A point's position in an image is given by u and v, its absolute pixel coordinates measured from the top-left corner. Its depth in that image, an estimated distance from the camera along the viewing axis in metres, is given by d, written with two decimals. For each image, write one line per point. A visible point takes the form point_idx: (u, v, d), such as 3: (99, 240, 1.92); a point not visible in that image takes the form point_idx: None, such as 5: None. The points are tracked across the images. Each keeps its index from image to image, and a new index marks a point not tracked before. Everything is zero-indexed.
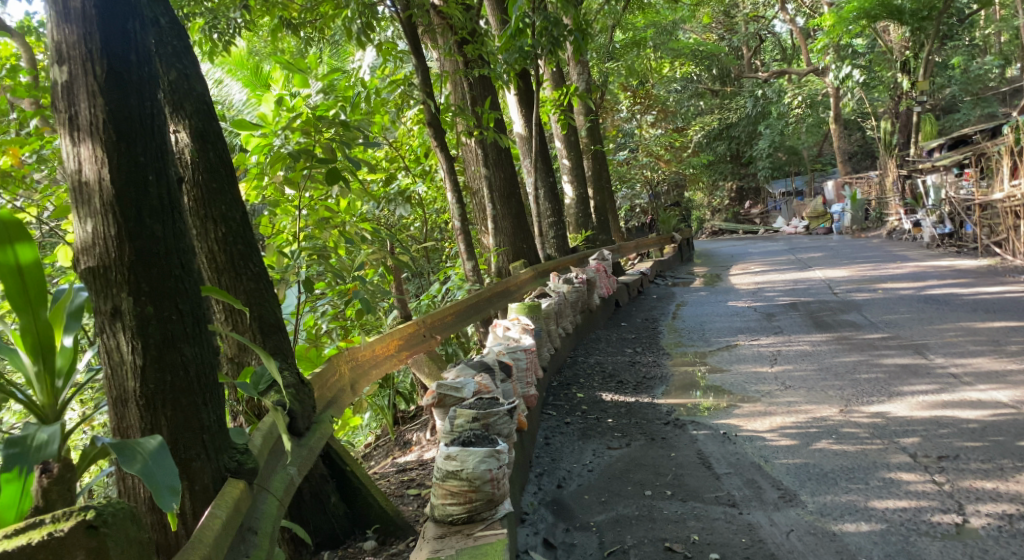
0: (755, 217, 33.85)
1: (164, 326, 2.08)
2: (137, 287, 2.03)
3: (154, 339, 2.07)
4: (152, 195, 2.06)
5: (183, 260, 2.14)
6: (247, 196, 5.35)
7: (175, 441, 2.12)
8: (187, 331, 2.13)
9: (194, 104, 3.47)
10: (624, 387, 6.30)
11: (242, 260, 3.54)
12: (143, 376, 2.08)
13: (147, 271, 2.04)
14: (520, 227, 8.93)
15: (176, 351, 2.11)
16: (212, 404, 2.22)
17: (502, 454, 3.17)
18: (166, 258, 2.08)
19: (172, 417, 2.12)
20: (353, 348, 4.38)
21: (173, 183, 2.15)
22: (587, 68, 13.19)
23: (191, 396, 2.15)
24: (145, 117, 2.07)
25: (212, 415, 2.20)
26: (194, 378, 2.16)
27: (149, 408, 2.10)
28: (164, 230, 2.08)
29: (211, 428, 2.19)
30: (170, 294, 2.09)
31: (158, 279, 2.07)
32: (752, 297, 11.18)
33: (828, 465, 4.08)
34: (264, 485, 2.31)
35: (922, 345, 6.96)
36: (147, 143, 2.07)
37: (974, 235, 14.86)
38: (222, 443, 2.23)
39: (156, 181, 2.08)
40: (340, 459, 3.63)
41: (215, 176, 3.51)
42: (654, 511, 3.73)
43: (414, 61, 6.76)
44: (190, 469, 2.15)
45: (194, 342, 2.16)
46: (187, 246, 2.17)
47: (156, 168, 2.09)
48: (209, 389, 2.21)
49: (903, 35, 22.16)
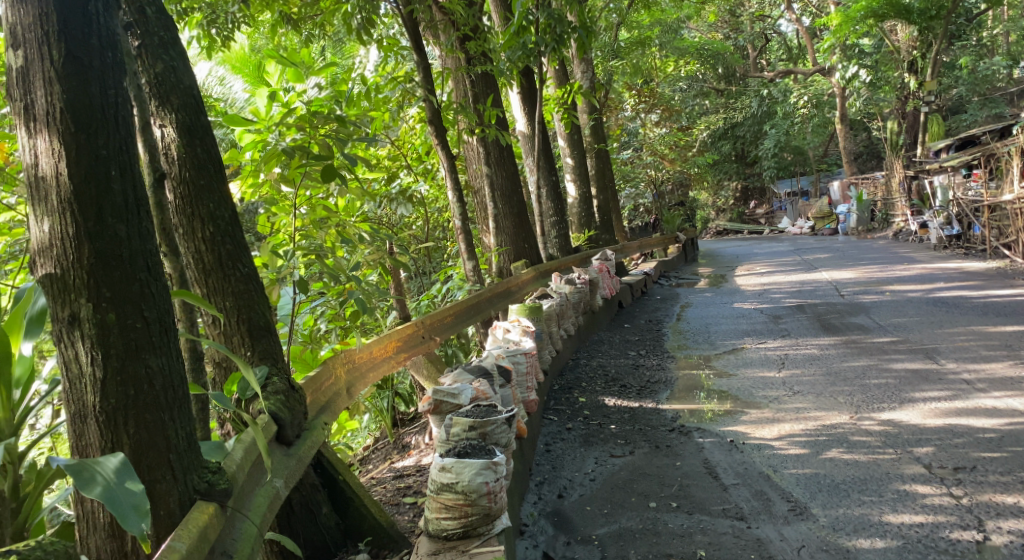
0: (760, 217, 33.69)
1: (127, 334, 1.94)
2: (97, 292, 1.90)
3: (116, 350, 1.93)
4: (116, 191, 1.92)
5: (149, 263, 2.00)
6: (242, 194, 5.21)
7: (137, 461, 1.99)
8: (152, 340, 1.99)
9: (182, 98, 3.33)
10: (627, 391, 6.15)
11: (230, 261, 3.38)
12: (103, 389, 1.94)
13: (108, 274, 1.90)
14: (522, 226, 8.78)
15: (141, 362, 1.97)
16: (180, 420, 2.08)
17: (499, 465, 3.01)
18: (129, 261, 1.94)
19: (134, 435, 1.98)
20: (350, 351, 4.23)
21: (140, 178, 2.01)
22: (591, 66, 13.04)
23: (157, 412, 2.01)
24: (108, 107, 1.93)
25: (179, 432, 2.07)
26: (160, 392, 2.02)
27: (110, 425, 1.96)
28: (129, 229, 1.94)
29: (179, 447, 2.06)
30: (134, 300, 1.95)
31: (121, 283, 1.93)
32: (758, 299, 11.02)
33: (840, 476, 3.92)
34: (240, 507, 2.18)
35: (933, 349, 6.79)
36: (110, 134, 1.93)
37: (982, 237, 14.68)
38: (191, 462, 2.10)
39: (120, 177, 1.93)
40: (331, 467, 3.48)
41: (203, 172, 3.36)
42: (658, 524, 3.58)
43: (416, 57, 6.60)
44: (155, 491, 2.02)
45: (161, 351, 2.02)
46: (153, 247, 2.03)
47: (120, 162, 1.94)
48: (177, 404, 2.07)
49: (911, 35, 21.97)
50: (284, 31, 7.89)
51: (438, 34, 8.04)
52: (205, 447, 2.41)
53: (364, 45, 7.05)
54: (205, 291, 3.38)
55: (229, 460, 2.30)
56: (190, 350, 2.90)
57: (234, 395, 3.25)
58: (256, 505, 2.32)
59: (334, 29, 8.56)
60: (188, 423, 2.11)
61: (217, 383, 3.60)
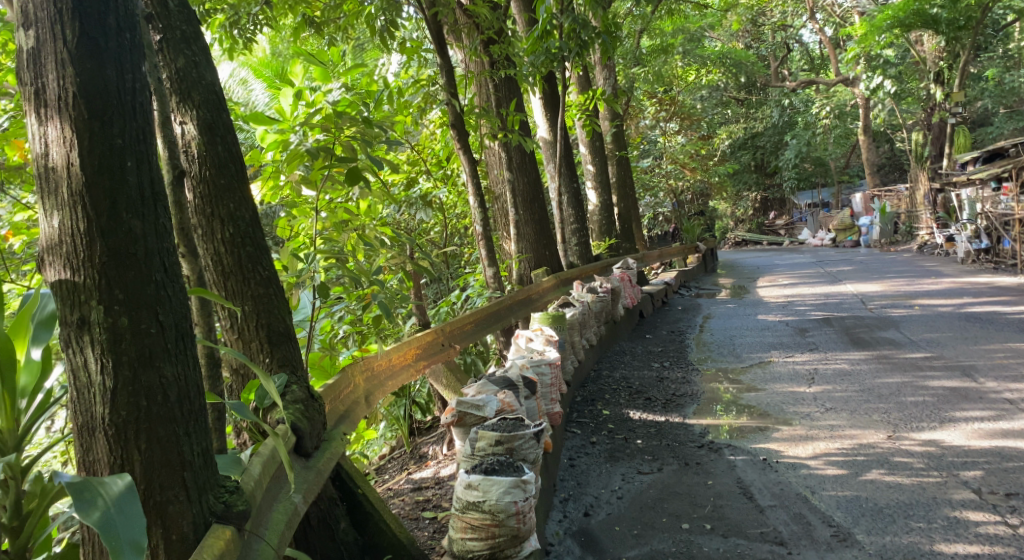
0: (780, 229, 33.40)
1: (140, 340, 1.81)
2: (109, 293, 1.76)
3: (128, 357, 1.79)
4: (131, 184, 1.79)
5: (165, 263, 1.87)
6: (263, 197, 5.07)
7: (149, 479, 1.85)
8: (167, 346, 1.86)
9: (203, 94, 3.19)
10: (652, 404, 5.96)
11: (250, 263, 3.25)
12: (114, 401, 1.80)
13: (121, 275, 1.77)
14: (544, 233, 8.60)
15: (154, 372, 1.83)
16: (196, 434, 1.94)
17: (528, 484, 2.84)
18: (145, 260, 1.81)
19: (146, 450, 1.84)
20: (369, 359, 4.09)
21: (158, 169, 1.88)
22: (614, 72, 12.87)
23: (171, 426, 1.87)
24: (125, 92, 1.80)
25: (195, 448, 1.93)
26: (174, 404, 1.88)
27: (119, 439, 1.82)
28: (144, 226, 1.81)
29: (193, 464, 1.92)
30: (149, 303, 1.82)
31: (135, 284, 1.79)
32: (782, 311, 10.79)
33: (883, 500, 3.71)
34: (256, 529, 2.04)
35: (970, 366, 6.55)
36: (126, 122, 1.80)
37: (1013, 251, 14.35)
38: (205, 482, 1.96)
39: (136, 169, 1.81)
40: (350, 479, 3.33)
41: (224, 171, 3.23)
42: (692, 547, 3.40)
43: (439, 60, 6.46)
44: (166, 513, 1.87)
45: (175, 359, 1.88)
46: (169, 246, 1.90)
47: (136, 153, 1.82)
48: (193, 418, 1.93)
49: (938, 44, 21.20)
50: (304, 34, 7.79)
51: (461, 36, 7.89)
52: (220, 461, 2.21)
53: (387, 48, 6.92)
54: (224, 294, 3.25)
55: (246, 475, 2.17)
56: (207, 357, 2.77)
57: (251, 403, 3.12)
58: (273, 523, 2.18)
59: (357, 32, 8.45)
60: (203, 437, 1.97)
61: (234, 390, 3.48)
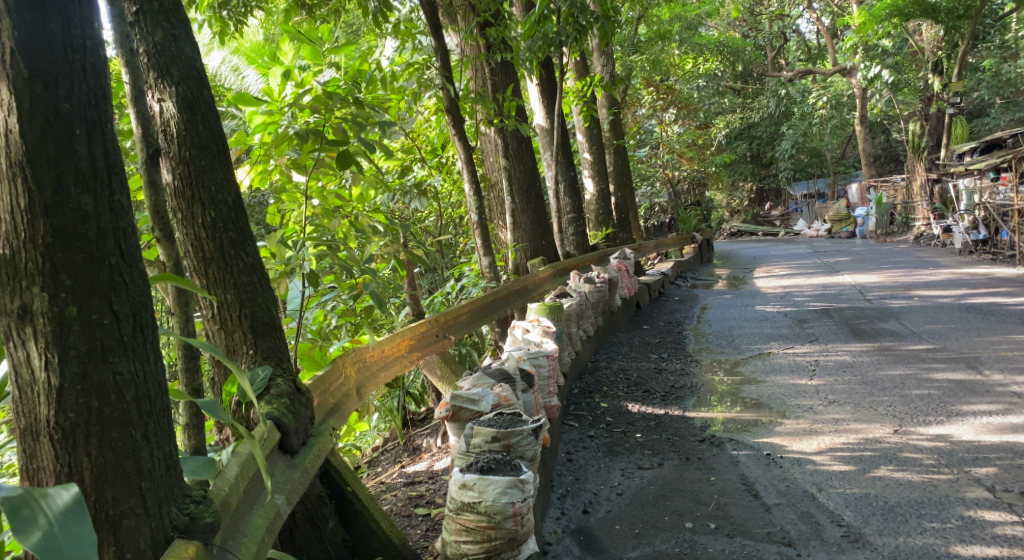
0: (776, 220, 33.32)
1: (90, 333, 1.64)
2: (55, 279, 1.60)
3: (77, 351, 1.63)
4: (80, 155, 1.63)
5: (122, 245, 1.72)
6: (251, 182, 4.87)
7: (100, 491, 1.68)
8: (123, 339, 1.70)
9: (182, 69, 3.01)
10: (651, 397, 5.81)
11: (232, 250, 3.07)
12: (60, 401, 1.63)
13: (69, 258, 1.61)
14: (540, 222, 8.41)
15: (108, 368, 1.67)
16: (156, 438, 1.78)
17: (527, 483, 2.68)
18: (96, 241, 1.65)
19: (97, 457, 1.67)
20: (360, 349, 3.93)
21: (111, 140, 1.72)
22: (611, 60, 12.67)
23: (126, 430, 1.70)
24: (73, 50, 1.64)
25: (154, 454, 1.77)
26: (130, 404, 1.71)
27: (67, 444, 1.65)
28: (96, 203, 1.65)
29: (152, 472, 1.75)
30: (101, 290, 1.66)
31: (86, 270, 1.63)
32: (781, 301, 10.66)
33: (894, 498, 3.58)
34: (226, 543, 1.88)
35: (974, 358, 6.43)
36: (74, 85, 1.64)
37: (1011, 242, 14.27)
38: (166, 492, 1.78)
39: (86, 139, 1.65)
40: (339, 478, 3.15)
41: (205, 152, 3.04)
42: (697, 548, 3.26)
43: (434, 43, 6.25)
44: (121, 528, 1.69)
45: (132, 354, 1.72)
46: (126, 226, 1.74)
47: (86, 120, 1.66)
48: (153, 419, 1.77)
49: (937, 34, 21.03)
50: (295, 18, 7.57)
51: (457, 20, 7.70)
52: (188, 462, 1.95)
53: (381, 30, 6.72)
54: (205, 282, 3.07)
55: (222, 481, 2.02)
56: (184, 350, 2.63)
57: (232, 398, 2.96)
58: (252, 528, 2.06)
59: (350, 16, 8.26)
60: (165, 441, 1.81)
61: (215, 382, 3.31)
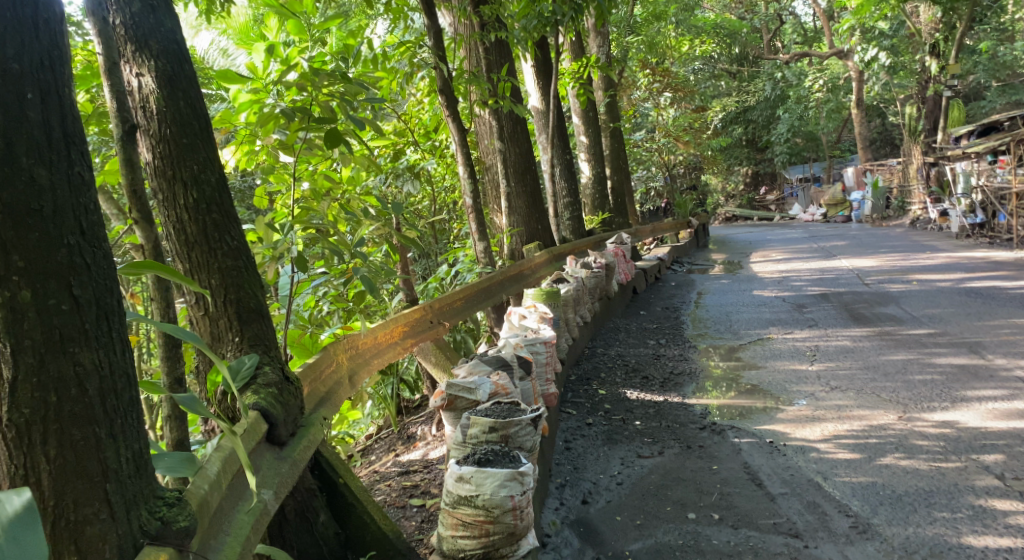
0: (770, 204, 33.18)
1: (47, 320, 1.52)
2: (7, 260, 1.48)
3: (33, 339, 1.51)
4: (32, 121, 1.52)
5: (82, 223, 1.60)
6: (238, 163, 4.73)
7: (60, 495, 1.56)
8: (84, 328, 1.58)
9: (162, 42, 2.86)
10: (650, 383, 5.71)
11: (216, 233, 2.93)
12: (14, 396, 1.51)
13: (22, 239, 1.49)
14: (536, 206, 8.29)
15: (67, 359, 1.55)
16: (123, 436, 1.66)
17: (526, 476, 2.57)
18: (52, 219, 1.53)
19: (56, 456, 1.55)
20: (352, 336, 3.80)
21: (69, 104, 1.60)
22: (608, 41, 12.46)
23: (88, 427, 1.58)
24: (21, 4, 1.52)
25: (122, 454, 1.65)
26: (94, 399, 1.59)
27: (21, 443, 1.53)
28: (51, 175, 1.54)
29: (119, 474, 1.63)
30: (59, 273, 1.54)
31: (41, 251, 1.51)
32: (778, 286, 10.56)
33: (901, 487, 3.48)
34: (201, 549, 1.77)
35: (976, 343, 6.34)
36: (25, 45, 1.52)
37: (1008, 226, 14.19)
38: (135, 495, 1.66)
39: (40, 103, 1.53)
40: (331, 469, 3.05)
41: (187, 130, 2.89)
42: (700, 540, 3.16)
43: (425, 21, 6.06)
44: (84, 535, 1.57)
45: (95, 343, 1.60)
46: (87, 201, 1.63)
47: (38, 83, 1.53)
48: (120, 414, 1.65)
49: (934, 16, 20.74)
50: None
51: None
52: (164, 458, 1.82)
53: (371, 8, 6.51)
54: (187, 266, 2.92)
55: (201, 477, 1.91)
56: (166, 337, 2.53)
57: (216, 388, 2.87)
58: (236, 526, 1.98)
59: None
60: (135, 438, 1.69)
61: (201, 370, 3.20)
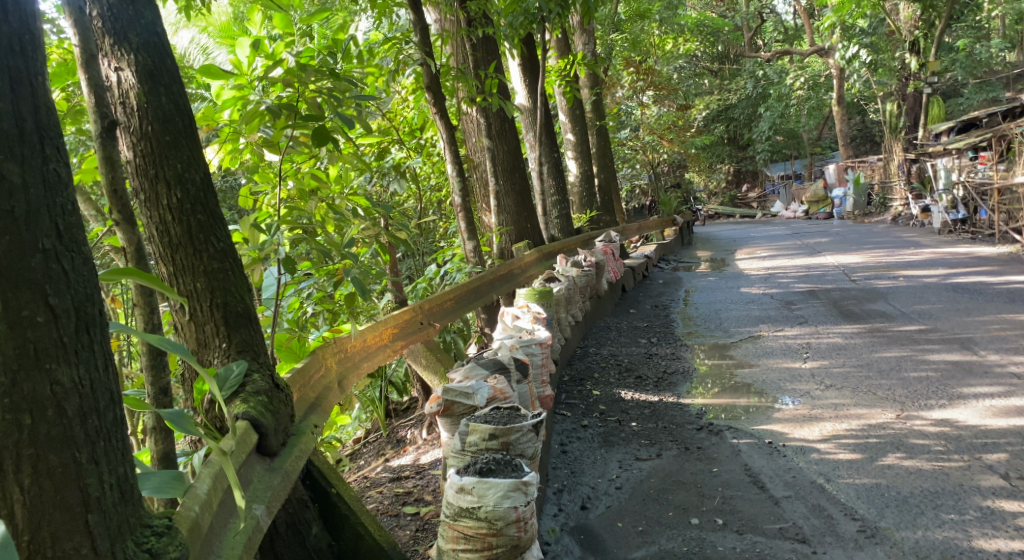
0: (753, 201, 33.29)
1: (22, 334, 1.40)
2: None
3: (5, 357, 1.38)
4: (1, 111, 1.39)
5: (60, 226, 1.48)
6: (222, 161, 4.60)
7: (35, 528, 1.42)
8: (62, 341, 1.46)
9: (142, 36, 2.73)
10: (643, 383, 5.63)
11: (201, 234, 2.80)
12: None
13: None
14: (524, 204, 8.18)
15: (44, 377, 1.43)
16: (106, 461, 1.54)
17: (530, 486, 2.46)
18: (25, 223, 1.42)
19: (31, 485, 1.42)
20: (341, 339, 3.67)
21: (43, 94, 1.49)
22: (592, 37, 12.37)
23: (67, 452, 1.46)
24: None
25: (105, 480, 1.53)
26: (73, 421, 1.48)
27: None
28: (23, 172, 1.42)
29: (102, 502, 1.51)
30: (34, 280, 1.42)
31: (11, 256, 1.39)
32: (766, 283, 10.53)
33: (906, 489, 3.42)
34: None
35: (968, 339, 6.32)
36: None
37: (990, 221, 14.27)
38: (120, 525, 1.55)
39: (8, 93, 1.41)
40: (322, 478, 2.92)
41: (170, 127, 2.76)
42: (706, 546, 3.07)
43: (411, 17, 5.92)
44: None
45: (74, 359, 1.48)
46: (66, 201, 1.51)
47: (8, 70, 1.41)
48: (103, 437, 1.54)
49: (914, 15, 20.83)
50: None
51: None
52: (151, 477, 1.71)
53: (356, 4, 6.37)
54: (172, 269, 2.81)
55: (191, 498, 1.80)
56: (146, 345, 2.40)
57: (203, 397, 2.75)
58: (228, 547, 1.87)
59: None
60: (118, 463, 1.57)
61: (186, 378, 3.07)
